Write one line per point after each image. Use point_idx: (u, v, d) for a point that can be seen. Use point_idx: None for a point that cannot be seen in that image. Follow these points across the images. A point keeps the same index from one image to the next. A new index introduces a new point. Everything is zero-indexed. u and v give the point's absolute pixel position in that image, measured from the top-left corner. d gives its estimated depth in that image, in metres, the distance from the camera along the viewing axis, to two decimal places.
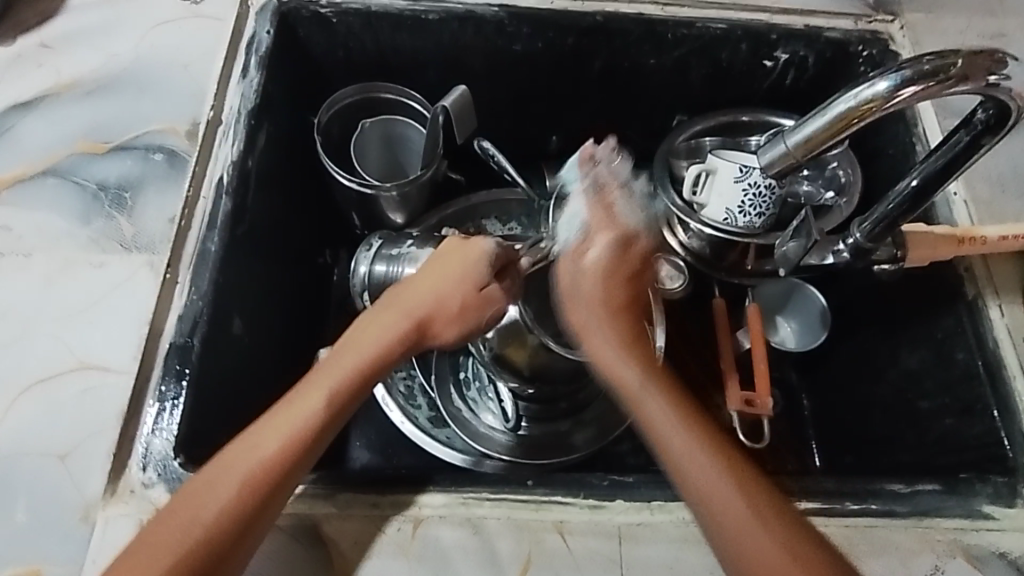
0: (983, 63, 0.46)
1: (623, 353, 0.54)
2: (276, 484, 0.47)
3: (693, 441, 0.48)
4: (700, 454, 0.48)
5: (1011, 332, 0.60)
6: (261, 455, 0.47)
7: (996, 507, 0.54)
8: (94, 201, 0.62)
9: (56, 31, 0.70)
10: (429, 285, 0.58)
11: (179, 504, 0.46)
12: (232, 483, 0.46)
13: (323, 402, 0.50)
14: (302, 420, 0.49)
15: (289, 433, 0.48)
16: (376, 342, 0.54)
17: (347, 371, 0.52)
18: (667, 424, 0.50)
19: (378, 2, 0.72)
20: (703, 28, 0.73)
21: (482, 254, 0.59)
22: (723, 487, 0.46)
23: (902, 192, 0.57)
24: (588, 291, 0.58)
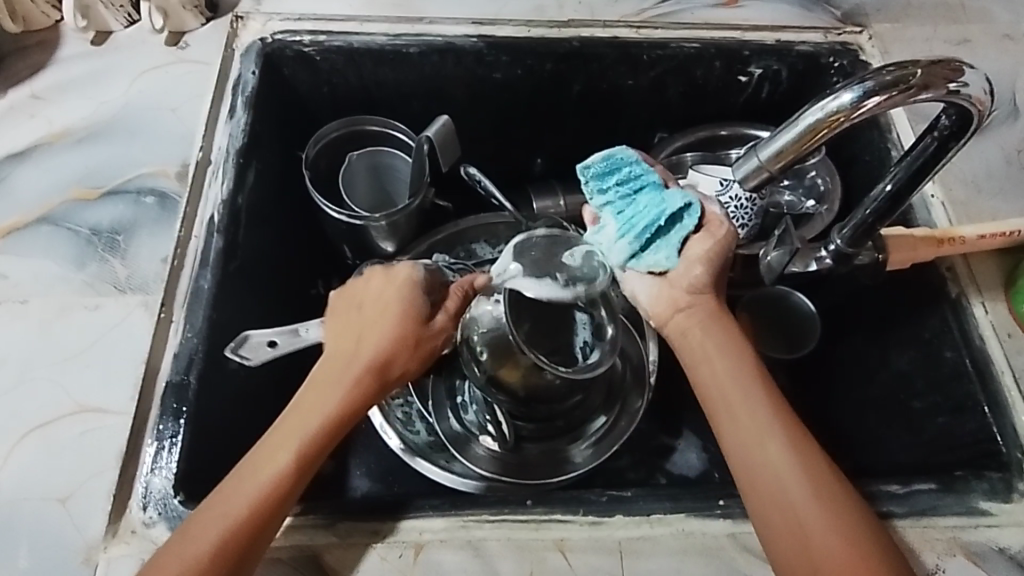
0: (942, 72, 0.48)
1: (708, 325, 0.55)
2: (257, 531, 0.48)
3: (754, 410, 0.51)
4: (758, 426, 0.51)
5: (996, 329, 0.61)
6: (229, 518, 0.47)
7: (993, 503, 0.55)
8: (88, 246, 0.63)
9: (47, 82, 0.72)
10: (370, 322, 0.57)
11: (172, 549, 0.46)
12: (216, 528, 0.47)
13: (291, 455, 0.51)
14: (275, 474, 0.50)
15: (267, 482, 0.49)
16: (335, 395, 0.54)
17: (312, 427, 0.52)
18: (745, 400, 0.52)
19: (359, 39, 0.74)
20: (677, 48, 0.75)
21: (415, 285, 0.58)
22: (787, 471, 0.49)
23: (878, 197, 0.59)
24: (692, 286, 0.55)
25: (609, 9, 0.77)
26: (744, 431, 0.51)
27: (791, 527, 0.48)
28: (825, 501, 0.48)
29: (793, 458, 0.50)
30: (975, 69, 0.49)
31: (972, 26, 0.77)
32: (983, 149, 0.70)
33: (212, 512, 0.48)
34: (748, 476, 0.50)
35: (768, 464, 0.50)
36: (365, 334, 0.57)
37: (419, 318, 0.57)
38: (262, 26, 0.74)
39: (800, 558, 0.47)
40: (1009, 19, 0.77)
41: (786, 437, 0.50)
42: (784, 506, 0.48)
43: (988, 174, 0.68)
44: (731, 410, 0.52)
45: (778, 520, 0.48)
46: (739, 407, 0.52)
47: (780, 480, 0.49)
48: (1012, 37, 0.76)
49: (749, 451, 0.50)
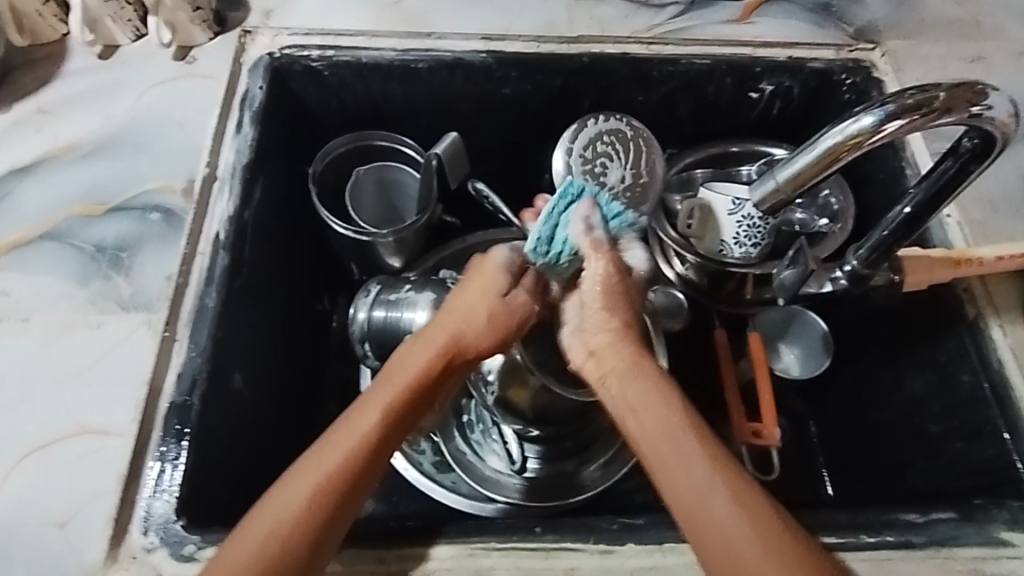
0: (964, 95, 0.47)
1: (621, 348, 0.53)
2: (319, 536, 0.46)
3: (660, 404, 0.50)
4: (677, 444, 0.48)
5: (1016, 352, 0.59)
6: (275, 527, 0.46)
7: (1014, 533, 0.53)
8: (92, 263, 0.62)
9: (54, 96, 0.71)
10: (470, 302, 0.55)
11: (228, 548, 0.46)
12: (261, 537, 0.45)
13: (342, 459, 0.48)
14: (311, 486, 0.47)
15: (299, 508, 0.46)
16: (409, 371, 0.52)
17: (375, 419, 0.50)
18: (659, 423, 0.49)
19: (368, 53, 0.73)
20: (688, 64, 0.74)
21: (506, 273, 0.56)
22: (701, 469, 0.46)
23: (895, 219, 0.57)
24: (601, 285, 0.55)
25: (619, 25, 0.76)
26: (653, 434, 0.49)
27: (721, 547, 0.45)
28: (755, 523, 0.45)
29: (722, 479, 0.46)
30: (999, 91, 0.48)
31: (987, 43, 0.76)
32: (999, 168, 0.69)
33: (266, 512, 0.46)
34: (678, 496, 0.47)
35: (679, 467, 0.47)
36: (462, 311, 0.55)
37: (508, 308, 0.55)
38: (270, 40, 0.73)
39: (723, 563, 0.44)
40: None
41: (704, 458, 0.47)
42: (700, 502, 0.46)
43: (1005, 193, 0.67)
44: (643, 422, 0.49)
45: (692, 519, 0.46)
46: (657, 426, 0.49)
47: (695, 484, 0.46)
48: None
49: (673, 480, 0.47)
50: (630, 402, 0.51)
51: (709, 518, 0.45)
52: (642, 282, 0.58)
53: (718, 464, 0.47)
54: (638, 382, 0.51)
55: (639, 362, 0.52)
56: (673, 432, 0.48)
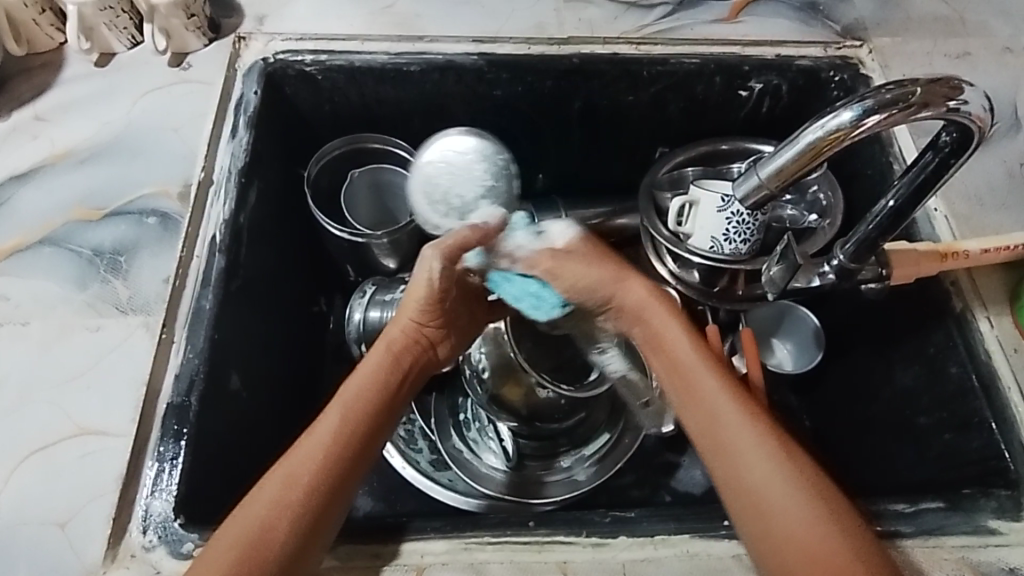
0: (940, 90, 0.48)
1: (661, 313, 0.58)
2: (320, 512, 0.48)
3: (700, 378, 0.53)
4: (713, 391, 0.52)
5: (1002, 343, 0.60)
6: (306, 464, 0.49)
7: (1001, 522, 0.54)
8: (90, 267, 0.63)
9: (51, 103, 0.72)
10: (400, 321, 0.60)
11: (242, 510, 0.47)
12: (288, 478, 0.48)
13: (349, 411, 0.52)
14: (331, 430, 0.51)
15: (326, 442, 0.50)
16: (372, 363, 0.56)
17: (370, 385, 0.55)
18: (696, 373, 0.53)
19: (361, 58, 0.74)
20: (677, 63, 0.75)
21: (432, 278, 0.58)
22: (741, 434, 0.49)
23: (880, 213, 0.58)
24: (559, 268, 0.60)
25: (609, 26, 0.77)
26: (697, 409, 0.52)
27: (743, 489, 0.48)
28: (782, 466, 0.47)
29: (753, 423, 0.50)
30: (975, 86, 0.49)
31: (972, 39, 0.77)
32: (985, 162, 0.70)
33: (261, 491, 0.48)
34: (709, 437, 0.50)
35: (720, 434, 0.50)
36: (394, 334, 0.59)
37: (431, 307, 0.59)
38: (264, 46, 0.74)
39: (749, 510, 0.47)
40: (1009, 32, 0.78)
41: (736, 405, 0.51)
42: (735, 465, 0.48)
43: (991, 188, 0.68)
44: (679, 381, 0.54)
45: (725, 473, 0.49)
46: (694, 373, 0.53)
47: (727, 426, 0.50)
48: (1012, 50, 0.76)
49: (702, 424, 0.51)
50: (676, 354, 0.55)
51: (731, 457, 0.49)
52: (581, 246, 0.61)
53: (752, 418, 0.50)
54: (682, 359, 0.55)
55: (681, 326, 0.57)
56: (710, 380, 0.52)
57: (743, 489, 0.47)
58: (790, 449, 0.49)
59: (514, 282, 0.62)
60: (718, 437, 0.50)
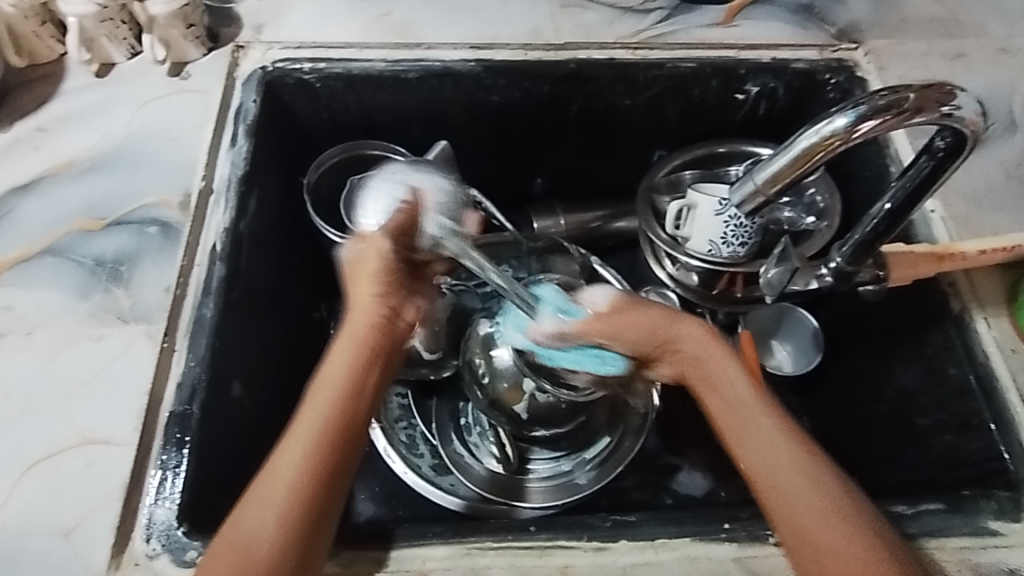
0: (933, 96, 0.48)
1: (709, 346, 0.55)
2: (308, 535, 0.46)
3: (764, 424, 0.51)
4: (765, 431, 0.50)
5: (999, 344, 0.61)
6: (284, 486, 0.47)
7: (1001, 522, 0.54)
8: (92, 277, 0.63)
9: (51, 114, 0.73)
10: (361, 304, 0.53)
11: (230, 535, 0.46)
12: (268, 505, 0.46)
13: (322, 428, 0.48)
14: (305, 449, 0.48)
15: (304, 462, 0.47)
16: (345, 367, 0.51)
17: (341, 394, 0.50)
18: (744, 411, 0.51)
19: (359, 65, 0.75)
20: (673, 68, 0.75)
21: (383, 251, 0.54)
22: (805, 484, 0.48)
23: (877, 216, 0.59)
24: (614, 329, 0.56)
25: (605, 30, 0.77)
26: (752, 452, 0.50)
27: (799, 533, 0.46)
28: (842, 513, 0.46)
29: (808, 467, 0.48)
30: (967, 91, 0.50)
31: (967, 40, 0.77)
32: (982, 162, 0.70)
33: (243, 516, 0.46)
34: (757, 475, 0.49)
35: (785, 480, 0.48)
36: (361, 320, 0.53)
37: (396, 281, 0.55)
38: (262, 54, 0.75)
39: (804, 555, 0.46)
40: (1005, 33, 0.78)
41: (789, 447, 0.49)
42: (796, 512, 0.47)
43: (987, 188, 0.68)
44: (728, 417, 0.52)
45: (776, 513, 0.48)
46: (740, 408, 0.52)
47: (780, 467, 0.48)
48: (1007, 51, 0.76)
49: (753, 461, 0.49)
50: (722, 389, 0.53)
51: (784, 499, 0.47)
52: (627, 297, 0.58)
53: (805, 462, 0.49)
54: (741, 399, 0.52)
55: (728, 360, 0.54)
56: (760, 419, 0.51)
57: (799, 533, 0.46)
58: (849, 494, 0.47)
59: (570, 354, 0.58)
60: (772, 478, 0.48)
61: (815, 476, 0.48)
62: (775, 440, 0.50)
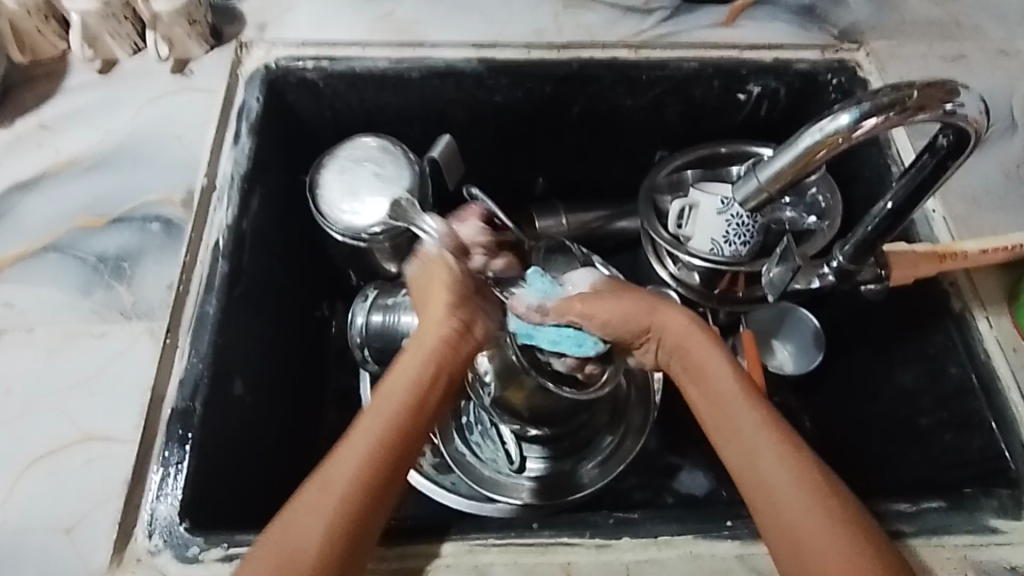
0: (936, 94, 0.49)
1: (702, 341, 0.59)
2: (357, 535, 0.48)
3: (739, 415, 0.54)
4: (749, 424, 0.53)
5: (1001, 343, 0.61)
6: (339, 487, 0.49)
7: (1002, 521, 0.54)
8: (94, 273, 0.63)
9: (54, 111, 0.73)
10: (431, 322, 0.59)
11: (280, 533, 0.47)
12: (324, 506, 0.48)
13: (379, 434, 0.52)
14: (362, 455, 0.51)
15: (361, 462, 0.50)
16: (407, 380, 0.56)
17: (399, 406, 0.54)
18: (733, 404, 0.54)
19: (361, 63, 0.75)
20: (675, 68, 0.76)
21: (445, 259, 0.62)
22: (779, 471, 0.50)
23: (879, 214, 0.59)
24: (591, 307, 0.59)
25: (607, 31, 0.77)
26: (738, 444, 0.53)
27: (779, 521, 0.48)
28: (820, 504, 0.48)
29: (789, 461, 0.50)
30: (970, 90, 0.50)
31: (967, 42, 0.77)
32: (982, 163, 0.70)
33: (294, 517, 0.48)
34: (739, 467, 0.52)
35: (762, 469, 0.51)
36: (432, 333, 0.59)
37: (461, 292, 0.61)
38: (265, 53, 0.75)
39: (788, 544, 0.48)
40: (1004, 35, 0.78)
41: (774, 442, 0.52)
42: (774, 501, 0.49)
43: (988, 188, 0.69)
44: (716, 411, 0.55)
45: (758, 502, 0.50)
46: (729, 401, 0.55)
47: (763, 458, 0.51)
48: (1007, 53, 0.77)
49: (735, 454, 0.52)
50: (711, 380, 0.56)
51: (765, 488, 0.50)
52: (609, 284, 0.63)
53: (788, 455, 0.51)
54: (720, 392, 0.56)
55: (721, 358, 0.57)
56: (746, 413, 0.53)
57: (780, 522, 0.48)
58: (830, 487, 0.49)
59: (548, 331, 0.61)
60: (756, 470, 0.51)
61: (798, 469, 0.50)
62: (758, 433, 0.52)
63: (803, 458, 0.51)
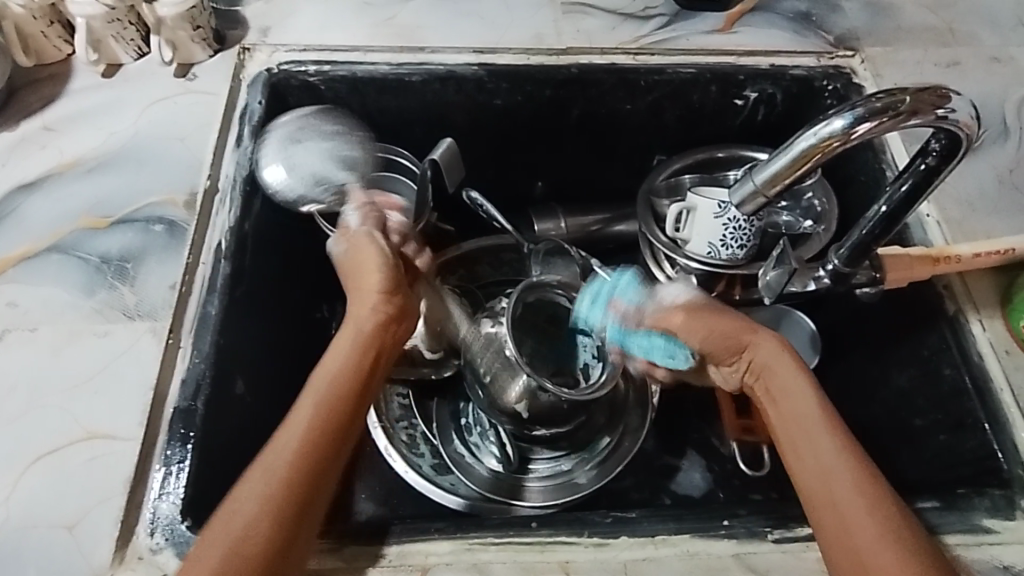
0: (928, 99, 0.49)
1: (785, 357, 0.59)
2: (297, 515, 0.48)
3: (823, 439, 0.53)
4: (823, 445, 0.53)
5: (994, 345, 0.62)
6: (278, 469, 0.49)
7: (996, 520, 0.55)
8: (98, 274, 0.64)
9: (58, 113, 0.73)
10: (364, 305, 0.60)
11: (219, 518, 0.47)
12: (262, 489, 0.48)
13: (313, 413, 0.53)
14: (301, 433, 0.52)
15: (297, 446, 0.51)
16: (340, 361, 0.57)
17: (330, 384, 0.55)
18: (809, 426, 0.54)
19: (363, 68, 0.76)
20: (673, 73, 0.77)
21: (371, 240, 0.63)
22: (853, 498, 0.49)
23: (874, 218, 0.60)
24: (689, 319, 0.62)
25: (606, 36, 0.78)
26: (808, 461, 0.53)
27: (840, 533, 0.49)
28: (888, 528, 0.48)
29: (858, 484, 0.50)
30: (961, 95, 0.51)
31: (960, 49, 0.79)
32: (975, 168, 0.71)
33: (235, 502, 0.48)
34: (804, 477, 0.52)
35: (834, 489, 0.50)
36: (365, 314, 0.60)
37: (388, 271, 0.61)
38: (268, 57, 0.76)
39: (846, 557, 0.48)
40: (997, 42, 0.79)
41: (848, 464, 0.51)
42: (846, 524, 0.49)
43: (981, 193, 0.70)
44: (789, 427, 0.56)
45: (822, 512, 0.50)
46: (806, 420, 0.55)
47: (833, 475, 0.51)
48: (1000, 59, 0.78)
49: (803, 468, 0.53)
50: (783, 400, 0.57)
51: (829, 500, 0.50)
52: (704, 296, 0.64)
53: (859, 478, 0.50)
54: (799, 413, 0.56)
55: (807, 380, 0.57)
56: (821, 434, 0.53)
57: (841, 536, 0.48)
58: (898, 513, 0.49)
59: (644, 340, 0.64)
60: (825, 483, 0.51)
61: (868, 491, 0.50)
62: (828, 451, 0.52)
63: (877, 487, 0.50)
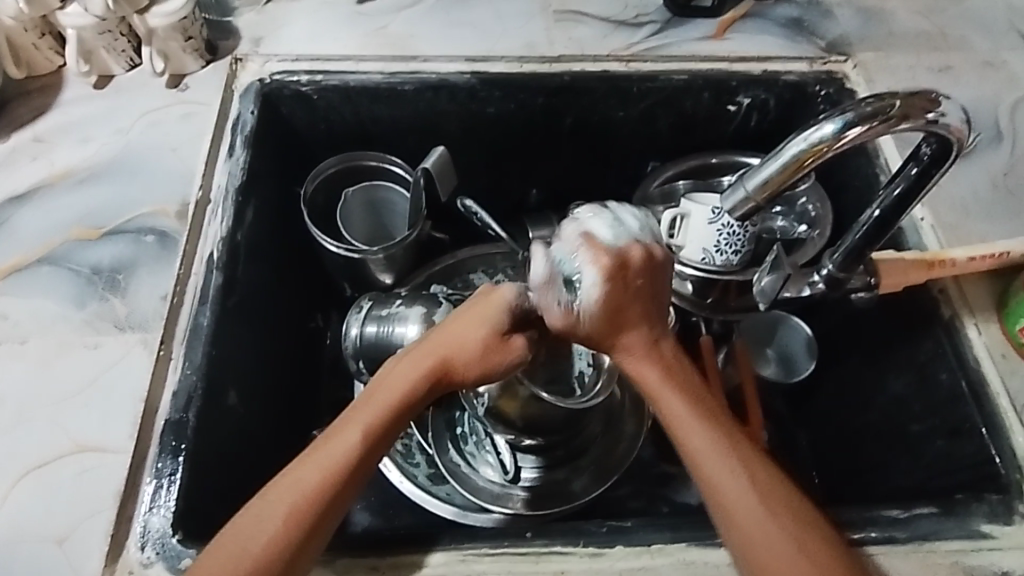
0: (919, 104, 0.50)
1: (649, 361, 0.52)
2: (305, 541, 0.47)
3: (728, 467, 0.49)
4: (730, 473, 0.48)
5: (990, 350, 0.62)
6: (302, 490, 0.47)
7: (993, 526, 0.54)
8: (89, 286, 0.63)
9: (50, 125, 0.73)
10: (459, 340, 0.54)
11: (233, 533, 0.47)
12: (280, 508, 0.47)
13: (356, 438, 0.49)
14: (335, 458, 0.49)
15: (327, 472, 0.48)
16: (403, 383, 0.52)
17: (383, 408, 0.51)
18: (711, 450, 0.49)
19: (355, 77, 0.76)
20: (666, 80, 0.77)
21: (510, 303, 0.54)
22: (763, 521, 0.47)
23: (866, 222, 0.60)
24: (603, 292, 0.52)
25: (599, 44, 0.78)
26: (723, 495, 0.48)
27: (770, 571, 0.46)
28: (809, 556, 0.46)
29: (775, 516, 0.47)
30: (952, 99, 0.51)
31: (952, 54, 0.79)
32: (969, 172, 0.71)
33: (247, 522, 0.47)
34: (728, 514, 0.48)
35: (754, 528, 0.47)
36: (455, 367, 0.53)
37: (502, 345, 0.54)
38: (260, 67, 0.76)
39: None
40: (989, 47, 0.80)
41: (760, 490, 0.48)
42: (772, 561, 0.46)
43: (974, 198, 0.69)
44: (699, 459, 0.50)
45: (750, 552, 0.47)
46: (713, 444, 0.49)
47: (751, 514, 0.47)
48: (991, 64, 0.78)
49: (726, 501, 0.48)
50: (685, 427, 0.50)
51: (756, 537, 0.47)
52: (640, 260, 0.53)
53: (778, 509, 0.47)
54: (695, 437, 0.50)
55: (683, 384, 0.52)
56: (727, 457, 0.49)
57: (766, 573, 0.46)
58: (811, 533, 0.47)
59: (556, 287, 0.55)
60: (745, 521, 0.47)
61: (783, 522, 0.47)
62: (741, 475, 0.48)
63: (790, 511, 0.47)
